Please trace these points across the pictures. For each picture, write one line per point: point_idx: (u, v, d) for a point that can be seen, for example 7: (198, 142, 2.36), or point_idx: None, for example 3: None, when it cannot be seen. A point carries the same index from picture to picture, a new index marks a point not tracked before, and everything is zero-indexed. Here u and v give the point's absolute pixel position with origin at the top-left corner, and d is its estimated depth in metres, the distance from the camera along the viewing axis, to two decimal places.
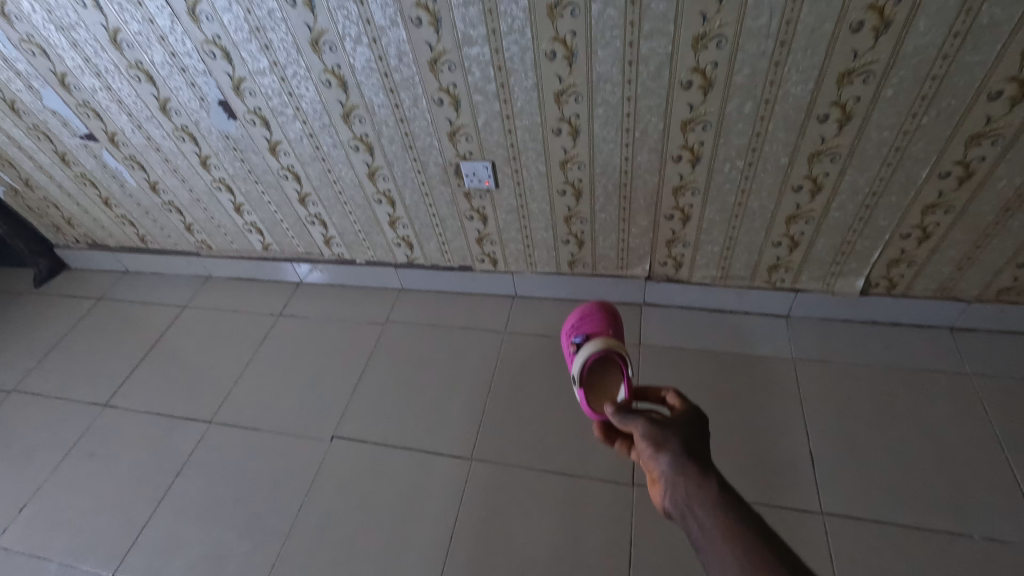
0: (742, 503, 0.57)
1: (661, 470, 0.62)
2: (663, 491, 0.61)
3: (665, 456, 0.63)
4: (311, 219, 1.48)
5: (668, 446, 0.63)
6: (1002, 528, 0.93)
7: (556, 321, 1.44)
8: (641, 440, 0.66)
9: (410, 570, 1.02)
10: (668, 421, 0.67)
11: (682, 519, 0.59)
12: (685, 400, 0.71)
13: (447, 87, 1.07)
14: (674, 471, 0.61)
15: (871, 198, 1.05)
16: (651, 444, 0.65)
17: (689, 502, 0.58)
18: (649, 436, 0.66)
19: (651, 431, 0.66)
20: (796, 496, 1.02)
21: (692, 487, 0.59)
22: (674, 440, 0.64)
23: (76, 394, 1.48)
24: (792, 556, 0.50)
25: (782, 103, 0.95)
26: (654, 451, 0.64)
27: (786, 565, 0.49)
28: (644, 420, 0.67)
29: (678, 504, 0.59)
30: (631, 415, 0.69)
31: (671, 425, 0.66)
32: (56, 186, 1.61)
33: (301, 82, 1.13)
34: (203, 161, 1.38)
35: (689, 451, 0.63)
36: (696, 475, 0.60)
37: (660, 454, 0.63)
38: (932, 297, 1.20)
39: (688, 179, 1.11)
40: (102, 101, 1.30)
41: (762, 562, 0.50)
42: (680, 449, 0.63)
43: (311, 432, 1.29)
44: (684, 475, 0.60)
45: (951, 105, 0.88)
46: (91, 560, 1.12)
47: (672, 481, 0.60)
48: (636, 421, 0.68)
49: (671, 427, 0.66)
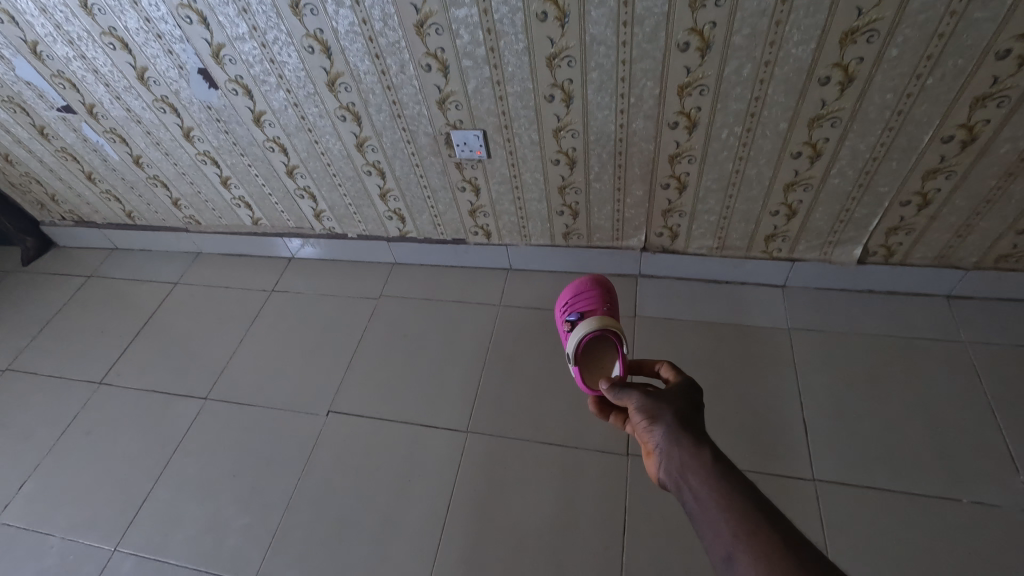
0: (736, 471, 0.56)
1: (656, 442, 0.62)
2: (658, 462, 0.61)
3: (660, 427, 0.63)
4: (300, 192, 1.44)
5: (663, 418, 0.63)
6: (992, 493, 0.94)
7: (551, 293, 1.43)
8: (636, 413, 0.67)
9: (407, 540, 1.04)
10: (663, 393, 0.67)
11: (676, 489, 0.59)
12: (680, 372, 0.70)
13: (435, 52, 1.03)
14: (669, 442, 0.61)
15: (871, 164, 1.02)
16: (646, 417, 0.65)
17: (683, 472, 0.58)
18: (643, 409, 0.66)
19: (645, 403, 0.66)
20: (789, 463, 1.03)
21: (686, 457, 0.59)
22: (668, 411, 0.64)
23: (71, 373, 1.47)
24: (785, 522, 0.50)
25: (782, 66, 0.91)
26: (649, 423, 0.64)
27: (779, 531, 0.49)
28: (639, 394, 0.67)
29: (673, 474, 0.59)
30: (625, 389, 0.69)
31: (665, 397, 0.66)
32: (37, 161, 1.57)
33: (282, 48, 1.08)
34: (186, 133, 1.34)
35: (683, 422, 0.62)
36: (690, 444, 0.59)
37: (655, 426, 0.63)
38: (930, 266, 1.19)
39: (685, 147, 1.08)
40: (76, 71, 1.25)
41: (754, 529, 0.50)
42: (674, 420, 0.63)
43: (307, 407, 1.29)
44: (678, 445, 0.60)
45: (957, 65, 0.85)
46: (92, 536, 1.14)
47: (667, 452, 0.60)
48: (630, 395, 0.68)
49: (665, 398, 0.66)
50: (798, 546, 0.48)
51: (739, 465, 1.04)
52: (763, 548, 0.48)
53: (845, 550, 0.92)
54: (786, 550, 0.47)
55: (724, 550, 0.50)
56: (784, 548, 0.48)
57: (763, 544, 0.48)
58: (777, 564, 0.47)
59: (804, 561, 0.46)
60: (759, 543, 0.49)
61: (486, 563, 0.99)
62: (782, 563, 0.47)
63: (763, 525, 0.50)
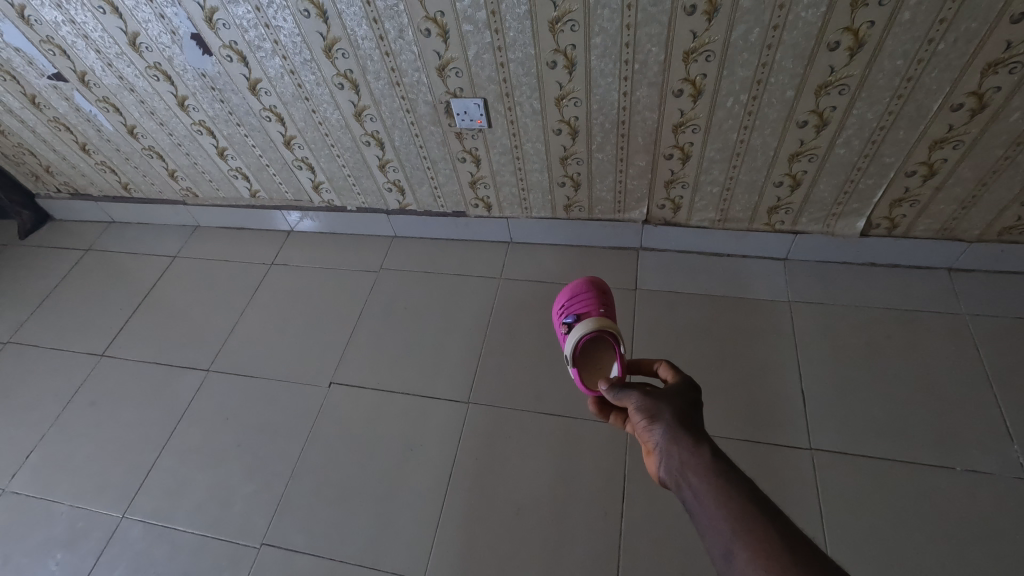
0: (734, 468, 0.57)
1: (656, 441, 0.63)
2: (658, 461, 0.62)
3: (659, 427, 0.63)
4: (297, 163, 1.42)
5: (662, 417, 0.64)
6: (984, 461, 0.96)
7: (551, 267, 1.42)
8: (635, 413, 0.67)
9: (410, 507, 1.06)
10: (661, 391, 0.67)
11: (677, 487, 0.60)
12: (678, 371, 0.70)
13: (434, 16, 1.00)
14: (668, 441, 0.61)
15: (878, 134, 1.01)
16: (646, 416, 0.65)
17: (683, 470, 0.58)
18: (642, 408, 0.66)
19: (644, 403, 0.66)
20: (786, 433, 1.05)
21: (685, 455, 0.59)
22: (667, 410, 0.64)
23: (72, 345, 1.48)
24: (783, 519, 0.51)
25: (791, 30, 0.89)
26: (649, 422, 0.64)
27: (777, 528, 0.50)
28: (637, 393, 0.67)
29: (673, 473, 0.59)
30: (624, 389, 0.69)
31: (664, 396, 0.66)
32: (29, 131, 1.55)
33: (277, 12, 1.05)
34: (181, 102, 1.31)
35: (683, 421, 0.63)
36: (690, 443, 0.60)
37: (654, 425, 0.64)
38: (933, 238, 1.18)
39: (689, 116, 1.07)
40: (66, 36, 1.22)
41: (752, 526, 0.50)
42: (673, 418, 0.63)
43: (309, 379, 1.30)
44: (677, 444, 0.60)
45: (971, 30, 0.83)
46: (101, 502, 1.16)
47: (666, 451, 0.61)
48: (629, 394, 0.68)
49: (664, 397, 0.66)
50: (796, 543, 0.48)
51: (737, 435, 1.06)
52: (761, 545, 0.49)
53: (839, 516, 0.94)
54: (784, 547, 0.48)
55: (722, 547, 0.51)
56: (781, 546, 0.48)
57: (761, 541, 0.49)
58: (774, 561, 0.47)
59: (802, 557, 0.47)
60: (757, 540, 0.49)
61: (487, 530, 1.01)
62: (780, 560, 0.47)
63: (761, 522, 0.51)
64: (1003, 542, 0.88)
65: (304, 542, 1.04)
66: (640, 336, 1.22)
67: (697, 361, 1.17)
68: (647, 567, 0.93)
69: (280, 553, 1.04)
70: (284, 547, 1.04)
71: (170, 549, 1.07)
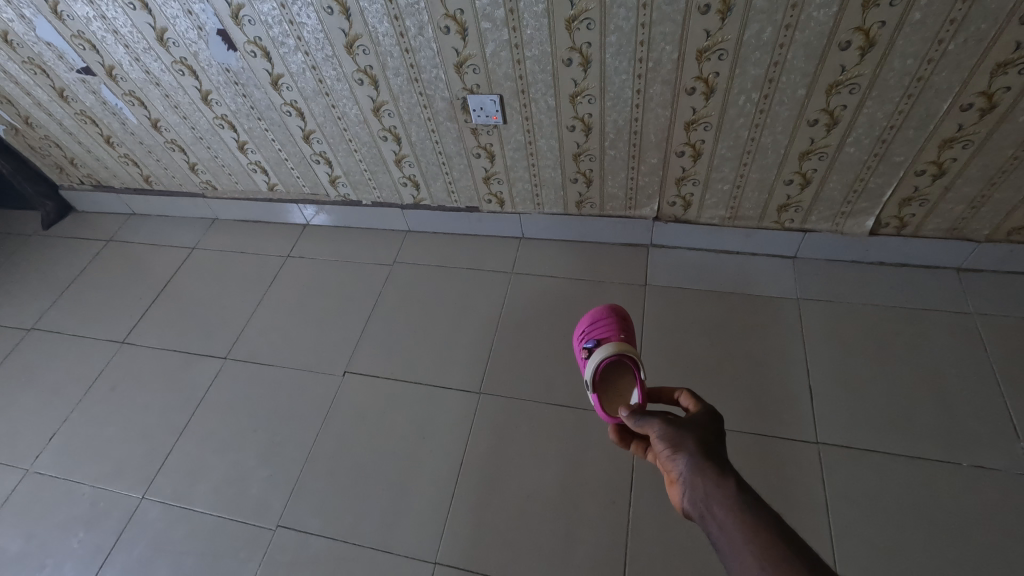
0: (759, 501, 0.56)
1: (679, 471, 0.62)
2: (682, 492, 0.61)
3: (683, 456, 0.62)
4: (315, 158, 1.46)
5: (685, 446, 0.63)
6: (990, 457, 0.97)
7: (562, 262, 1.44)
8: (658, 441, 0.66)
9: (420, 494, 1.08)
10: (683, 421, 0.66)
11: (701, 519, 0.58)
12: (700, 401, 0.70)
13: (454, 13, 1.03)
14: (692, 472, 0.60)
15: (888, 133, 1.02)
16: (669, 445, 0.64)
17: (708, 502, 0.58)
18: (665, 436, 0.65)
19: (667, 431, 0.65)
20: (793, 428, 1.06)
21: (710, 486, 0.58)
22: (690, 440, 0.63)
23: (93, 332, 1.51)
24: (812, 554, 0.50)
25: (803, 29, 0.91)
26: (672, 451, 0.63)
27: (808, 566, 0.48)
28: (660, 421, 0.67)
29: (697, 504, 0.59)
30: (647, 417, 0.69)
31: (687, 425, 0.65)
32: (56, 124, 1.59)
33: (302, 9, 1.09)
34: (204, 96, 1.35)
35: (707, 451, 0.62)
36: (715, 475, 0.59)
37: (677, 454, 0.63)
38: (941, 237, 1.19)
39: (701, 113, 1.09)
40: (97, 32, 1.26)
41: (782, 562, 0.49)
42: (697, 448, 0.62)
43: (324, 367, 1.32)
44: (703, 474, 0.59)
45: (980, 30, 0.85)
46: (122, 483, 1.19)
47: (690, 481, 0.60)
48: (652, 422, 0.67)
49: (687, 427, 0.65)
50: None
51: (743, 429, 1.07)
52: None
53: (845, 509, 0.96)
54: None
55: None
56: None
57: None
58: None
59: None
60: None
61: (498, 517, 1.03)
62: None
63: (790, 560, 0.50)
64: (1008, 536, 0.89)
65: (318, 524, 1.07)
66: (649, 332, 1.24)
67: (707, 356, 1.19)
68: (654, 556, 0.95)
69: (295, 534, 1.06)
70: (300, 529, 1.07)
71: (188, 529, 1.10)
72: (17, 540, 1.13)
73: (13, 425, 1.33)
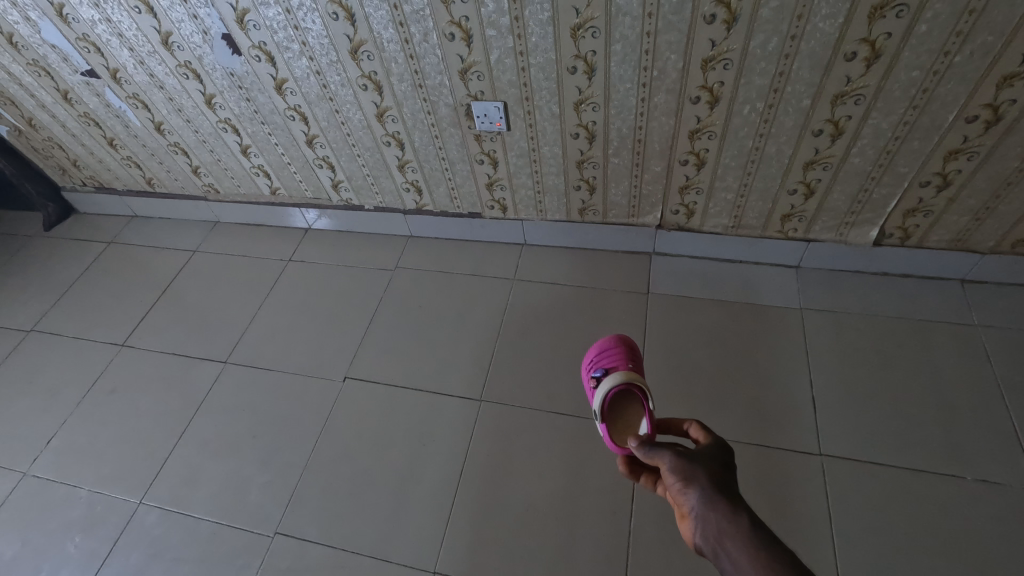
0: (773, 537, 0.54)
1: (690, 505, 0.60)
2: (693, 526, 0.59)
3: (694, 490, 0.60)
4: (318, 162, 1.46)
5: (697, 479, 0.61)
6: (995, 471, 0.96)
7: (564, 269, 1.44)
8: (669, 473, 0.64)
9: (420, 502, 1.07)
10: (694, 452, 0.64)
11: (714, 555, 0.57)
12: (709, 431, 0.68)
13: (459, 20, 1.03)
14: (704, 506, 0.59)
15: (893, 144, 1.02)
16: (680, 478, 0.62)
17: (721, 538, 0.56)
18: (676, 469, 0.63)
19: (678, 464, 0.63)
20: (796, 439, 1.06)
21: (723, 522, 0.57)
22: (702, 473, 0.61)
23: (93, 334, 1.51)
24: None
25: (809, 40, 0.91)
26: (683, 484, 0.62)
27: None
28: (670, 452, 0.65)
29: (709, 539, 0.57)
30: (656, 447, 0.66)
31: (697, 457, 0.64)
32: (59, 126, 1.59)
33: (307, 15, 1.09)
34: (208, 100, 1.35)
35: (719, 484, 0.60)
36: (728, 510, 0.57)
37: (689, 488, 0.61)
38: (945, 249, 1.19)
39: (705, 123, 1.08)
40: (102, 35, 1.26)
41: None
42: (709, 482, 0.61)
43: (324, 373, 1.32)
44: (715, 509, 0.58)
45: (986, 43, 0.85)
46: (119, 488, 1.18)
47: (702, 516, 0.58)
48: (662, 453, 0.65)
49: (697, 459, 0.63)
50: None
51: (746, 440, 1.06)
52: None
53: (849, 523, 0.95)
54: None
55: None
56: None
57: None
58: None
59: None
60: None
61: (498, 526, 1.02)
62: None
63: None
64: (1014, 552, 0.88)
65: (317, 532, 1.06)
66: (652, 341, 1.24)
67: (709, 366, 1.18)
68: (656, 567, 0.94)
69: (293, 542, 1.05)
70: (298, 537, 1.06)
71: (186, 536, 1.09)
72: (13, 545, 1.12)
73: (10, 427, 1.32)
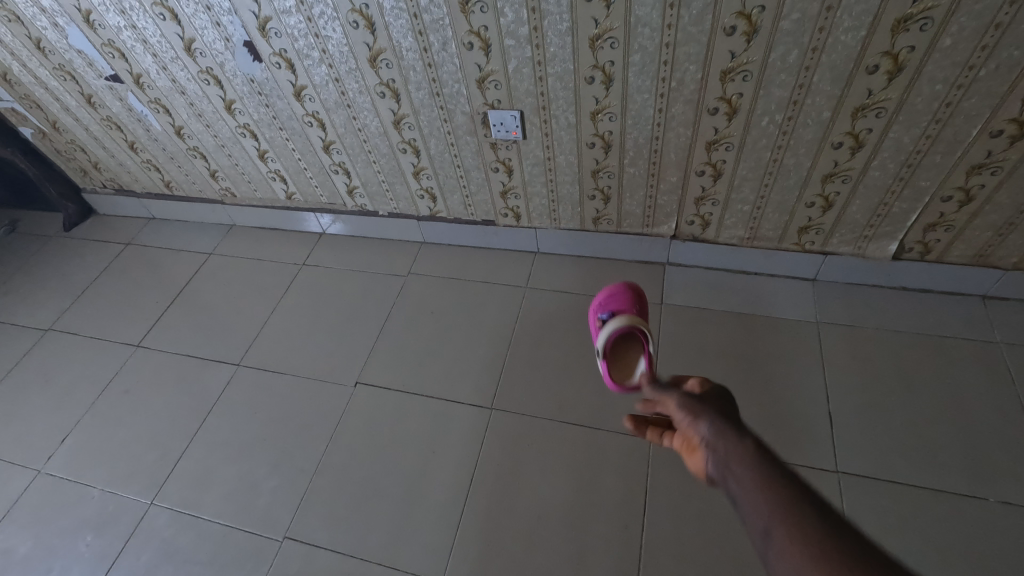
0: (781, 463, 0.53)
1: (698, 434, 0.60)
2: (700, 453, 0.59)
3: (703, 420, 0.60)
4: (335, 168, 1.47)
5: (705, 411, 0.61)
6: (1020, 493, 0.94)
7: (577, 278, 1.43)
8: (679, 409, 0.64)
9: (429, 510, 1.07)
10: (704, 393, 0.65)
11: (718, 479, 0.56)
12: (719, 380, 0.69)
13: (478, 30, 1.03)
14: (712, 432, 0.58)
15: (914, 157, 1.01)
16: (689, 413, 0.63)
17: (726, 459, 0.55)
18: (686, 404, 0.64)
19: (688, 399, 0.64)
20: (811, 455, 1.04)
21: (729, 445, 0.56)
22: (711, 407, 0.62)
23: (110, 334, 1.53)
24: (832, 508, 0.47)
25: (830, 52, 0.90)
26: (692, 417, 0.62)
27: (828, 517, 0.46)
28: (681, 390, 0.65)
29: (715, 463, 0.56)
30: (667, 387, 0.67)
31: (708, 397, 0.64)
32: (82, 129, 1.62)
33: (328, 23, 1.10)
34: (228, 106, 1.37)
35: (728, 417, 0.60)
36: (735, 436, 0.57)
37: (698, 420, 0.61)
38: (966, 264, 1.17)
39: (723, 134, 1.08)
40: (127, 41, 1.29)
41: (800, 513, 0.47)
42: (718, 414, 0.61)
43: (335, 378, 1.32)
44: (723, 435, 0.58)
45: (1013, 57, 0.84)
46: (131, 488, 1.19)
47: (710, 442, 0.58)
48: (672, 391, 0.66)
49: (707, 398, 0.64)
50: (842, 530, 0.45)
51: None
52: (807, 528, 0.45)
53: None
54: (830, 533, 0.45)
55: (765, 529, 0.48)
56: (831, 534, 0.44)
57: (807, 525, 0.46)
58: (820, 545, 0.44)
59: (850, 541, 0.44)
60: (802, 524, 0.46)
61: (508, 536, 1.01)
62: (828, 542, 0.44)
63: (807, 507, 0.48)
64: None
65: (327, 537, 1.06)
66: (665, 352, 1.23)
67: (723, 378, 1.17)
68: None
69: (302, 547, 1.05)
70: (307, 542, 1.06)
71: (196, 538, 1.09)
72: (26, 542, 1.13)
73: (27, 425, 1.33)
